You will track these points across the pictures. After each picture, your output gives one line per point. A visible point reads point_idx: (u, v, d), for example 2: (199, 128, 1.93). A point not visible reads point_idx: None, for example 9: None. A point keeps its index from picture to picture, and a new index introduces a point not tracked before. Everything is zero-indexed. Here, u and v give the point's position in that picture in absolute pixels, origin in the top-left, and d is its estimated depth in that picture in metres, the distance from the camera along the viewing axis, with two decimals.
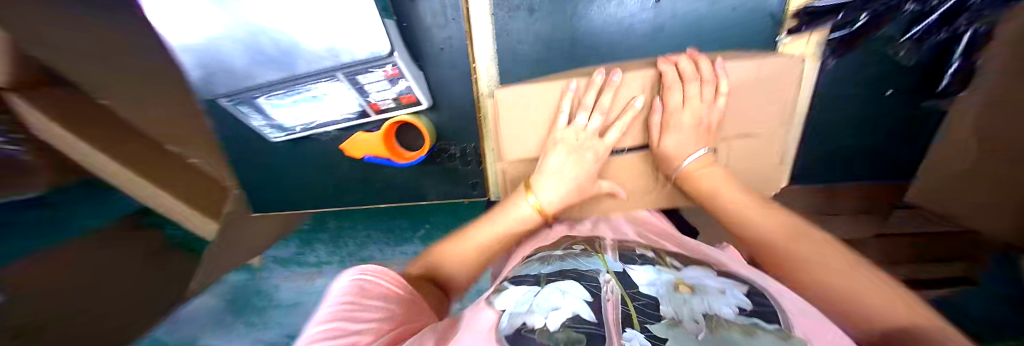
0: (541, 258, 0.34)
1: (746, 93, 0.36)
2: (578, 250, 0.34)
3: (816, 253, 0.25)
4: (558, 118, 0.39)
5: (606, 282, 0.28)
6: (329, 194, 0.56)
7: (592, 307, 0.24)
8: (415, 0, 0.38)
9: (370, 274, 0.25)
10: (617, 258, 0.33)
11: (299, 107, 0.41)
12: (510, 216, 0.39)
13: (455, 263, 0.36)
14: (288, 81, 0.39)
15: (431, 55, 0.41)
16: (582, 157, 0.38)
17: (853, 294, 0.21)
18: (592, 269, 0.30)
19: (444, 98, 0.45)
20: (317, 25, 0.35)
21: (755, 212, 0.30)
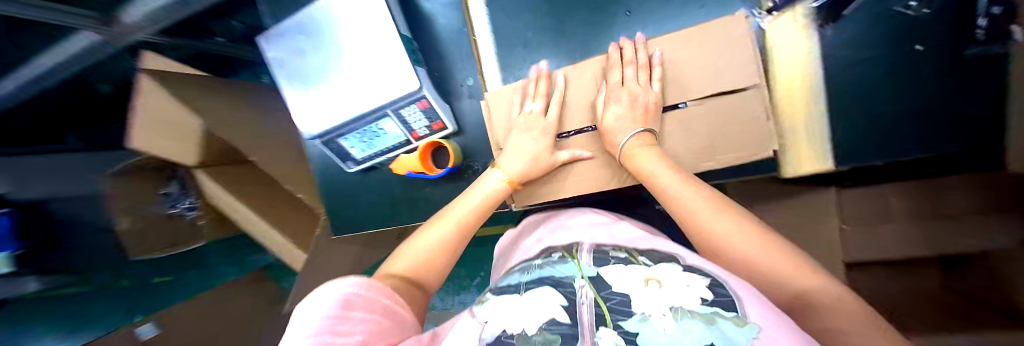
0: (521, 269, 0.33)
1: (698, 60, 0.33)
2: (556, 257, 0.32)
3: (754, 250, 0.24)
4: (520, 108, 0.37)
5: (582, 287, 0.26)
6: (383, 212, 0.59)
7: (568, 310, 0.23)
8: (443, 54, 0.50)
9: (357, 286, 0.26)
10: (593, 263, 0.29)
11: (369, 142, 0.51)
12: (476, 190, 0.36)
13: (415, 256, 0.33)
14: (360, 122, 0.47)
15: (454, 91, 0.50)
16: (537, 135, 0.35)
17: (779, 276, 0.23)
18: (568, 276, 0.28)
19: (466, 122, 0.51)
20: (370, 77, 0.44)
21: (687, 193, 0.29)
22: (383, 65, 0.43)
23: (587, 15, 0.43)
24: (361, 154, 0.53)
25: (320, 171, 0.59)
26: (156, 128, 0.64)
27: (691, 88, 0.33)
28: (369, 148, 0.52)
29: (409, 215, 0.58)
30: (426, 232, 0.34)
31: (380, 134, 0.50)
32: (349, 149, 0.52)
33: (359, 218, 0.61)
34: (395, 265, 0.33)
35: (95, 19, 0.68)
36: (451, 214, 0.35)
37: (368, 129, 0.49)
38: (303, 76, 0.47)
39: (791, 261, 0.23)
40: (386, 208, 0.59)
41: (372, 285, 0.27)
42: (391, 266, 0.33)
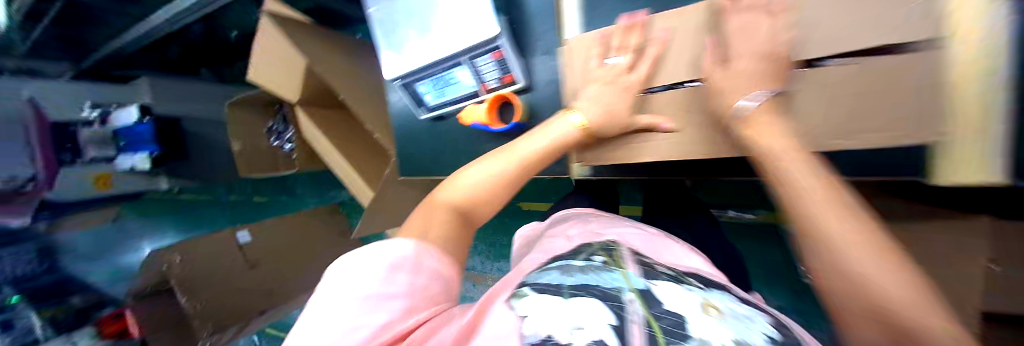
0: (561, 268, 0.35)
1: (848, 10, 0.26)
2: (599, 262, 0.35)
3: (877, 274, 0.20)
4: (596, 58, 0.35)
5: (629, 301, 0.27)
6: (447, 162, 0.63)
7: (616, 332, 0.23)
8: (523, 5, 0.48)
9: (405, 258, 0.26)
10: (641, 275, 0.32)
11: (443, 90, 0.53)
12: (546, 132, 0.33)
13: (474, 189, 0.34)
14: (436, 67, 0.49)
15: (529, 45, 0.49)
16: (615, 84, 0.33)
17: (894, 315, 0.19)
18: (615, 287, 0.29)
19: (536, 79, 0.50)
20: (453, 21, 0.44)
21: (819, 188, 0.24)
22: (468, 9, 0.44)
23: None
24: (433, 100, 0.56)
25: (396, 116, 0.64)
26: (270, 62, 0.74)
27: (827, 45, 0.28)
28: (440, 96, 0.54)
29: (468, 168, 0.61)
30: (477, 168, 0.35)
31: (453, 83, 0.51)
32: (423, 95, 0.55)
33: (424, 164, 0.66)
34: (444, 194, 0.34)
35: None
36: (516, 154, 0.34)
37: (443, 76, 0.51)
38: (393, 14, 0.49)
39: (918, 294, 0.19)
40: (449, 159, 0.62)
41: (421, 256, 0.27)
42: (438, 194, 0.35)
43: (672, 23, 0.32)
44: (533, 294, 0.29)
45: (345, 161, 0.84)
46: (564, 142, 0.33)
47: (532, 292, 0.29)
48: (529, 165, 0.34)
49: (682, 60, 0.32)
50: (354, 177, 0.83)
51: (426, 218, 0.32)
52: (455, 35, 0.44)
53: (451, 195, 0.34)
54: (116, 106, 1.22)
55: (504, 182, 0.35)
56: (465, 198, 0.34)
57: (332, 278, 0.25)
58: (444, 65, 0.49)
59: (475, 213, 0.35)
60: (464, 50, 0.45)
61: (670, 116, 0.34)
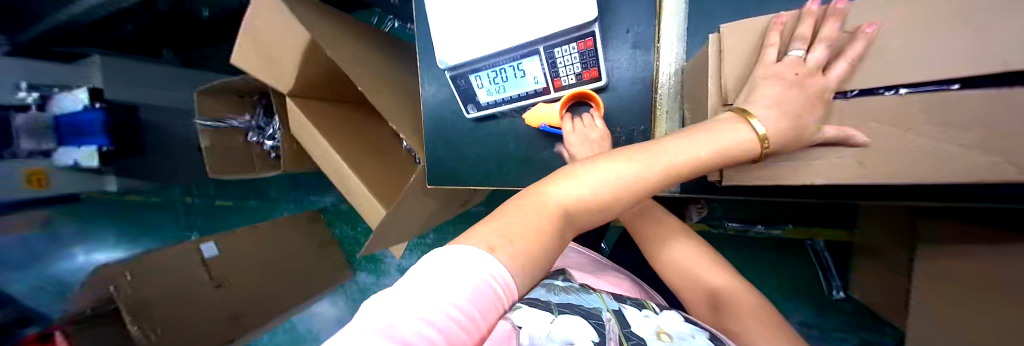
0: (545, 286, 0.34)
1: None
2: (577, 286, 0.35)
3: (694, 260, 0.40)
4: (765, 50, 0.27)
5: (607, 319, 0.28)
6: (492, 170, 0.53)
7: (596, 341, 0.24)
8: None
9: (497, 282, 0.22)
10: (612, 300, 0.34)
11: (502, 86, 0.44)
12: (710, 137, 0.26)
13: (597, 199, 0.27)
14: (505, 55, 0.41)
15: (614, 38, 0.41)
16: (804, 89, 0.25)
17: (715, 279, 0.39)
18: (594, 307, 0.30)
19: (618, 78, 0.42)
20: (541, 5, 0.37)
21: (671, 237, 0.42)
22: None
23: None
24: (486, 97, 0.47)
25: (427, 114, 0.54)
26: (262, 41, 0.59)
27: None
28: (497, 92, 0.46)
29: (515, 179, 0.52)
30: (604, 167, 0.27)
31: (518, 77, 0.43)
32: (476, 90, 0.47)
33: (457, 171, 0.56)
34: (557, 191, 0.27)
35: None
36: (660, 163, 0.27)
37: (508, 68, 0.42)
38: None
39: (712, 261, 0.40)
40: (491, 167, 0.53)
41: (509, 288, 0.23)
42: (550, 187, 0.28)
43: None
44: (526, 305, 0.26)
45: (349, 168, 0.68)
46: (726, 153, 0.26)
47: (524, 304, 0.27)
48: (666, 180, 0.27)
49: None
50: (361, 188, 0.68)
51: (532, 223, 0.25)
52: (544, 19, 0.37)
53: (568, 197, 0.27)
54: (60, 87, 0.89)
55: (632, 197, 0.27)
56: (582, 202, 0.27)
57: (432, 257, 0.23)
58: (516, 54, 0.41)
59: (579, 222, 0.28)
60: (546, 35, 0.38)
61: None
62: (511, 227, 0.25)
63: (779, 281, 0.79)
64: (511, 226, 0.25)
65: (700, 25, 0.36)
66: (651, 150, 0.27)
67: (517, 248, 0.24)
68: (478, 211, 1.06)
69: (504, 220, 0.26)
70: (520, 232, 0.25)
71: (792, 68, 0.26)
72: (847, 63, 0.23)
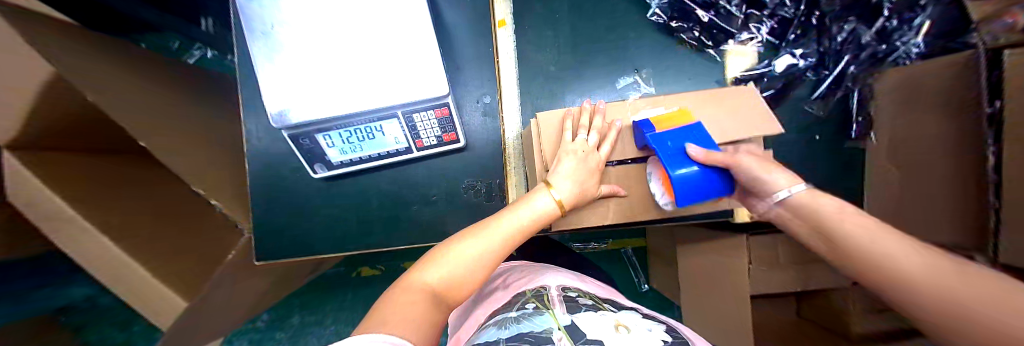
0: (496, 323, 0.33)
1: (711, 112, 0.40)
2: (530, 309, 0.34)
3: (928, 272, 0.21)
4: (563, 136, 0.36)
5: (559, 340, 0.26)
6: (354, 231, 0.47)
7: None
8: (460, 68, 0.47)
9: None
10: (567, 310, 0.32)
11: (359, 146, 0.42)
12: (529, 207, 0.34)
13: (466, 281, 0.30)
14: (356, 117, 0.39)
15: (468, 106, 0.48)
16: (587, 159, 0.35)
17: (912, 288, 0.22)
18: (545, 329, 0.28)
19: (475, 139, 0.48)
20: (391, 72, 0.38)
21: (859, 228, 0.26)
22: (408, 58, 0.38)
23: (609, 62, 0.51)
24: (338, 156, 0.43)
25: (261, 172, 0.45)
26: None
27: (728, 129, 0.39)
28: (352, 151, 0.43)
29: (382, 239, 0.48)
30: (461, 246, 0.31)
31: (375, 137, 0.42)
32: (326, 149, 0.42)
33: (303, 236, 0.47)
34: (424, 272, 0.29)
35: None
36: (502, 231, 0.33)
37: (361, 128, 0.40)
38: (306, 50, 0.38)
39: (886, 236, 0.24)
40: (352, 228, 0.47)
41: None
42: (418, 271, 0.30)
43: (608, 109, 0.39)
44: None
45: (104, 232, 0.43)
46: (548, 213, 0.34)
47: None
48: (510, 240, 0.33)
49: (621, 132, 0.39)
50: (119, 253, 0.44)
51: (412, 299, 0.26)
52: (397, 86, 0.38)
53: (437, 273, 0.29)
54: None
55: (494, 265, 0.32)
56: (447, 283, 0.30)
57: None
58: (367, 117, 0.39)
59: (454, 299, 0.30)
60: (400, 102, 0.39)
61: (627, 183, 0.39)
62: (385, 311, 0.24)
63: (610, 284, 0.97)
64: (386, 311, 0.24)
65: (540, 100, 0.51)
66: (497, 220, 0.33)
67: (404, 321, 0.23)
68: (337, 274, 0.85)
69: (376, 313, 0.24)
70: (398, 316, 0.23)
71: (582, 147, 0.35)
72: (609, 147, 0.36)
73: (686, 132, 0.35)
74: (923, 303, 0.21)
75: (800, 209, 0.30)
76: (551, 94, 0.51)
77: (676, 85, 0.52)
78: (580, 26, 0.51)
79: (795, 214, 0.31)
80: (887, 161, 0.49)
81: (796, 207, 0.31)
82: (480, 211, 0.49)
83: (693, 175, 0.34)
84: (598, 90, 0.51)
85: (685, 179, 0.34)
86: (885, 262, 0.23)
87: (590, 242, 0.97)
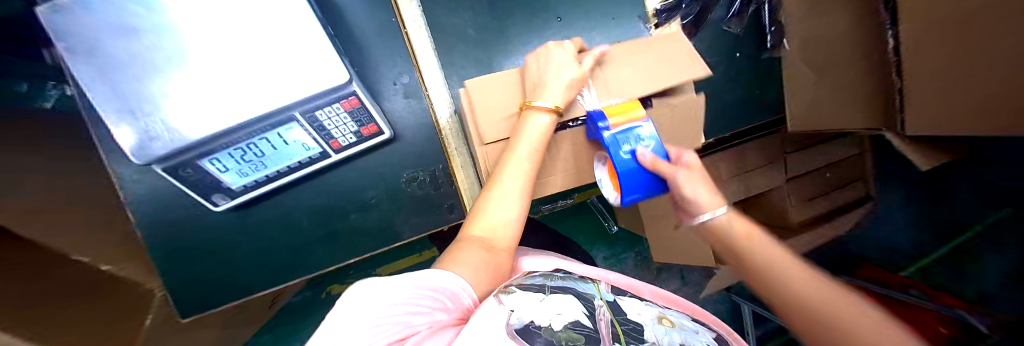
0: (541, 274, 0.27)
1: (642, 62, 0.37)
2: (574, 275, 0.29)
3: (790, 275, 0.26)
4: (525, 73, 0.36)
5: (599, 305, 0.23)
6: (291, 256, 0.42)
7: (591, 324, 0.20)
8: (366, 48, 0.41)
9: (458, 288, 0.21)
10: (611, 291, 0.28)
11: (261, 161, 0.35)
12: (531, 124, 0.33)
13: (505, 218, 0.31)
14: (244, 127, 0.31)
15: (385, 91, 0.42)
16: (561, 67, 0.34)
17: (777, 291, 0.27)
18: (587, 291, 0.25)
19: (405, 127, 0.43)
20: (270, 65, 0.31)
21: (761, 246, 0.29)
22: (294, 48, 0.31)
23: (528, 14, 0.47)
24: (237, 180, 0.36)
25: (151, 218, 0.37)
26: None
27: (664, 76, 0.36)
28: (255, 171, 0.36)
29: (328, 255, 0.43)
30: (491, 195, 0.31)
31: (281, 147, 0.35)
32: (219, 174, 0.34)
33: (238, 273, 0.41)
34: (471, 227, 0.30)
35: None
36: (521, 157, 0.32)
37: (260, 141, 0.33)
38: (153, 61, 0.29)
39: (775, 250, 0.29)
40: (286, 254, 0.42)
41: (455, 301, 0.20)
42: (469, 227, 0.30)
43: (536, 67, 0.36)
44: (518, 289, 0.22)
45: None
46: (543, 132, 0.32)
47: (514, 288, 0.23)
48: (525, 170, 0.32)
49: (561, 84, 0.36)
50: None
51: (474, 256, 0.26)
52: (284, 81, 0.31)
53: (483, 230, 0.30)
54: None
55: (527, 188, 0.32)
56: (495, 226, 0.30)
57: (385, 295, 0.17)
58: (261, 126, 0.31)
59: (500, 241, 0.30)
60: (295, 99, 0.31)
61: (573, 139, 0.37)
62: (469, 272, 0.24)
63: (584, 234, 1.00)
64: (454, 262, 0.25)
65: (464, 68, 0.46)
66: (513, 149, 0.33)
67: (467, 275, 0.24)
68: (303, 299, 0.79)
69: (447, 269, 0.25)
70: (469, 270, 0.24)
71: (545, 54, 0.36)
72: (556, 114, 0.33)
73: (636, 135, 0.32)
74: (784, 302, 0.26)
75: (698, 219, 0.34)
76: (477, 60, 0.47)
77: (601, 27, 0.49)
78: None
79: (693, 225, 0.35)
80: (802, 64, 0.52)
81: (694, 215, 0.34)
82: (429, 201, 0.45)
83: (640, 180, 0.32)
84: (520, 45, 0.47)
85: (629, 184, 0.32)
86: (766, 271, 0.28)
87: (558, 202, 0.97)
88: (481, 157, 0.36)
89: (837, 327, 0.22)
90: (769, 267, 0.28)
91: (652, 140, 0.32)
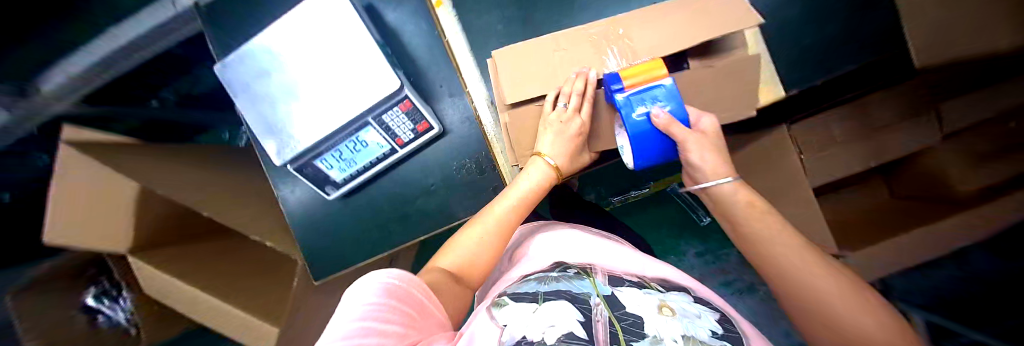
0: (537, 278, 0.35)
1: (680, 21, 0.33)
2: (571, 272, 0.35)
3: (794, 259, 0.31)
4: (554, 50, 0.35)
5: (596, 304, 0.29)
6: (380, 234, 0.53)
7: (583, 324, 0.25)
8: (415, 59, 0.49)
9: (398, 280, 0.25)
10: (608, 282, 0.34)
11: (350, 158, 0.46)
12: (527, 176, 0.38)
13: (481, 263, 0.35)
14: (337, 133, 0.42)
15: (433, 93, 0.49)
16: (584, 51, 0.35)
17: (784, 269, 0.31)
18: (584, 292, 0.31)
19: (452, 122, 0.50)
20: (345, 83, 0.40)
21: (768, 227, 0.33)
22: (359, 66, 0.40)
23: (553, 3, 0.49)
24: (340, 175, 0.48)
25: (290, 206, 0.52)
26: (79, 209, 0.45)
27: (699, 33, 0.31)
28: (349, 167, 0.47)
29: (401, 235, 0.53)
30: (478, 223, 0.36)
31: (362, 147, 0.45)
32: (327, 171, 0.47)
33: (343, 247, 0.54)
34: (450, 253, 0.35)
35: (7, 92, 0.47)
36: (515, 195, 0.37)
37: (348, 143, 0.43)
38: (273, 93, 0.42)
39: (776, 226, 0.33)
40: (376, 232, 0.53)
41: (403, 285, 0.25)
42: (441, 256, 0.35)
43: (565, 46, 0.35)
44: (511, 302, 0.30)
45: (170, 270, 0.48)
46: (531, 190, 0.38)
47: (512, 300, 0.30)
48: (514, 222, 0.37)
49: (592, 52, 0.35)
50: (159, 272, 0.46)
51: (470, 257, 0.35)
52: (356, 94, 0.40)
53: (450, 261, 0.34)
54: None
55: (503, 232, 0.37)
56: (472, 254, 0.35)
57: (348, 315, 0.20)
58: (345, 130, 0.41)
59: (467, 278, 0.34)
60: (367, 109, 0.41)
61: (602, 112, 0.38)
62: (449, 287, 0.31)
63: (668, 224, 1.03)
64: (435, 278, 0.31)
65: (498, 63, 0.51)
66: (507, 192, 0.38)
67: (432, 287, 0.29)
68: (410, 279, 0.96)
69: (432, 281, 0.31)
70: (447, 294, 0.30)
71: (565, 120, 0.33)
72: (575, 97, 0.33)
73: (656, 92, 0.30)
74: (781, 279, 0.31)
75: (720, 194, 0.37)
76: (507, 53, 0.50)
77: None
78: None
79: (712, 196, 0.39)
80: None
81: (717, 191, 0.38)
82: (478, 185, 0.51)
83: (652, 141, 0.32)
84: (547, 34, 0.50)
85: (639, 147, 0.32)
86: (773, 251, 0.32)
87: (629, 193, 0.98)
88: (512, 137, 0.40)
89: (822, 308, 0.27)
90: (772, 247, 0.32)
91: (674, 102, 0.31)
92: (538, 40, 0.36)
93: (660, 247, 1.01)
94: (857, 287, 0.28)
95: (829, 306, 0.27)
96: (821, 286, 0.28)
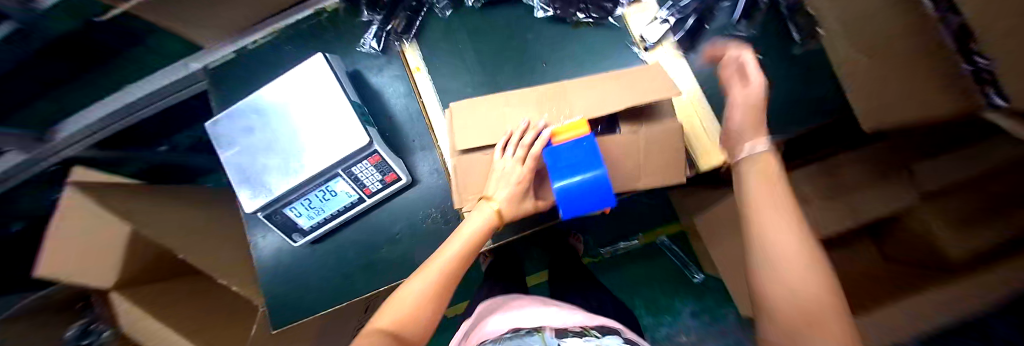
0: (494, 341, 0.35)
1: (614, 90, 0.36)
2: (523, 331, 0.37)
3: (778, 239, 0.26)
4: (502, 110, 0.37)
5: None
6: (343, 282, 0.53)
7: None
8: (392, 116, 0.54)
9: None
10: (555, 334, 0.36)
11: (317, 206, 0.48)
12: (474, 217, 0.38)
13: (425, 318, 0.34)
14: (306, 183, 0.44)
15: (405, 145, 0.53)
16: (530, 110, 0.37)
17: (766, 244, 0.27)
18: None
19: (421, 173, 0.53)
20: (320, 138, 0.44)
21: (769, 201, 0.29)
22: (334, 124, 0.44)
23: (516, 64, 0.52)
24: (308, 222, 0.50)
25: (261, 251, 0.54)
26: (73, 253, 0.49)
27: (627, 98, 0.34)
28: (317, 214, 0.49)
29: (363, 284, 0.52)
30: (424, 276, 0.36)
31: (331, 196, 0.47)
32: (295, 218, 0.48)
33: (305, 295, 0.53)
34: (394, 308, 0.34)
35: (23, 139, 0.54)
36: (462, 242, 0.37)
37: (317, 192, 0.46)
38: (254, 145, 0.45)
39: (777, 203, 0.28)
40: (339, 281, 0.53)
41: None
42: (384, 313, 0.34)
43: (512, 106, 0.38)
44: None
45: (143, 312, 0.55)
46: (478, 236, 0.37)
47: None
48: (457, 270, 0.37)
49: (538, 110, 0.37)
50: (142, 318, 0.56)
51: (412, 314, 0.34)
52: (329, 148, 0.43)
53: (391, 320, 0.33)
54: None
55: (448, 285, 0.36)
56: (417, 310, 0.34)
57: None
58: (313, 180, 0.44)
59: (408, 335, 0.33)
60: (338, 162, 0.43)
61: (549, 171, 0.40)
62: None
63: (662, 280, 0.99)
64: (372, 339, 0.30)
65: None
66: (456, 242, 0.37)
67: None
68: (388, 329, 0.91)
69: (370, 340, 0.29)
70: None
71: (509, 167, 0.35)
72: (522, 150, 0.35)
73: (576, 151, 0.33)
74: (755, 256, 0.27)
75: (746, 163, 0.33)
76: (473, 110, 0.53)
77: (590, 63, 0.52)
78: (479, 37, 0.54)
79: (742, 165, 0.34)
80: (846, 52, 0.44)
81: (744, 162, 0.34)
82: (443, 235, 0.52)
83: (581, 193, 0.32)
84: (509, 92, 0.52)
85: (563, 202, 0.33)
86: (759, 226, 0.28)
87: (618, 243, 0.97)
88: (467, 187, 0.41)
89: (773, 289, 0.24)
90: (757, 223, 0.28)
91: (597, 164, 0.32)
92: (490, 98, 0.38)
93: (656, 306, 0.98)
94: (824, 286, 0.23)
95: (783, 287, 0.24)
96: (785, 267, 0.24)
